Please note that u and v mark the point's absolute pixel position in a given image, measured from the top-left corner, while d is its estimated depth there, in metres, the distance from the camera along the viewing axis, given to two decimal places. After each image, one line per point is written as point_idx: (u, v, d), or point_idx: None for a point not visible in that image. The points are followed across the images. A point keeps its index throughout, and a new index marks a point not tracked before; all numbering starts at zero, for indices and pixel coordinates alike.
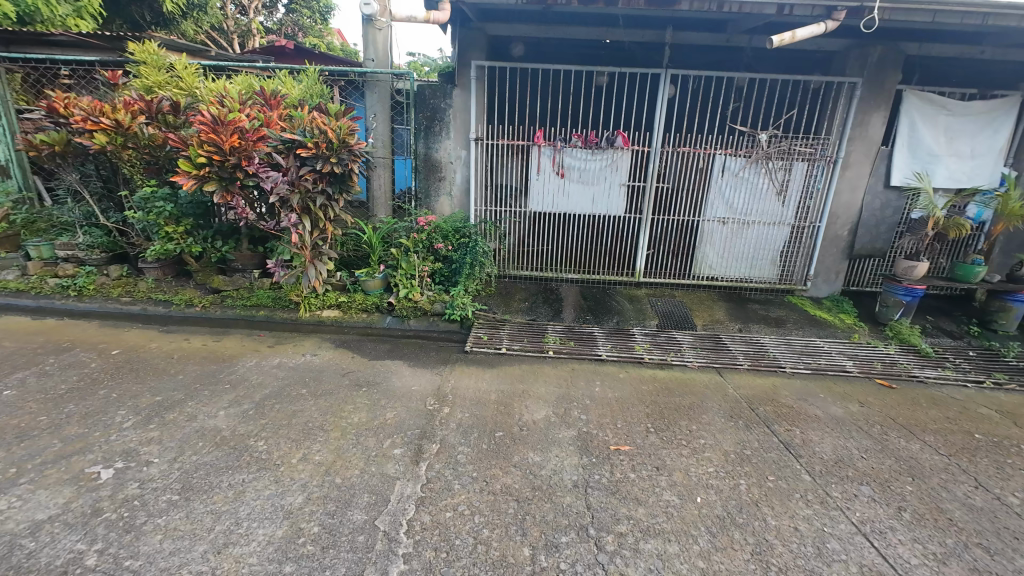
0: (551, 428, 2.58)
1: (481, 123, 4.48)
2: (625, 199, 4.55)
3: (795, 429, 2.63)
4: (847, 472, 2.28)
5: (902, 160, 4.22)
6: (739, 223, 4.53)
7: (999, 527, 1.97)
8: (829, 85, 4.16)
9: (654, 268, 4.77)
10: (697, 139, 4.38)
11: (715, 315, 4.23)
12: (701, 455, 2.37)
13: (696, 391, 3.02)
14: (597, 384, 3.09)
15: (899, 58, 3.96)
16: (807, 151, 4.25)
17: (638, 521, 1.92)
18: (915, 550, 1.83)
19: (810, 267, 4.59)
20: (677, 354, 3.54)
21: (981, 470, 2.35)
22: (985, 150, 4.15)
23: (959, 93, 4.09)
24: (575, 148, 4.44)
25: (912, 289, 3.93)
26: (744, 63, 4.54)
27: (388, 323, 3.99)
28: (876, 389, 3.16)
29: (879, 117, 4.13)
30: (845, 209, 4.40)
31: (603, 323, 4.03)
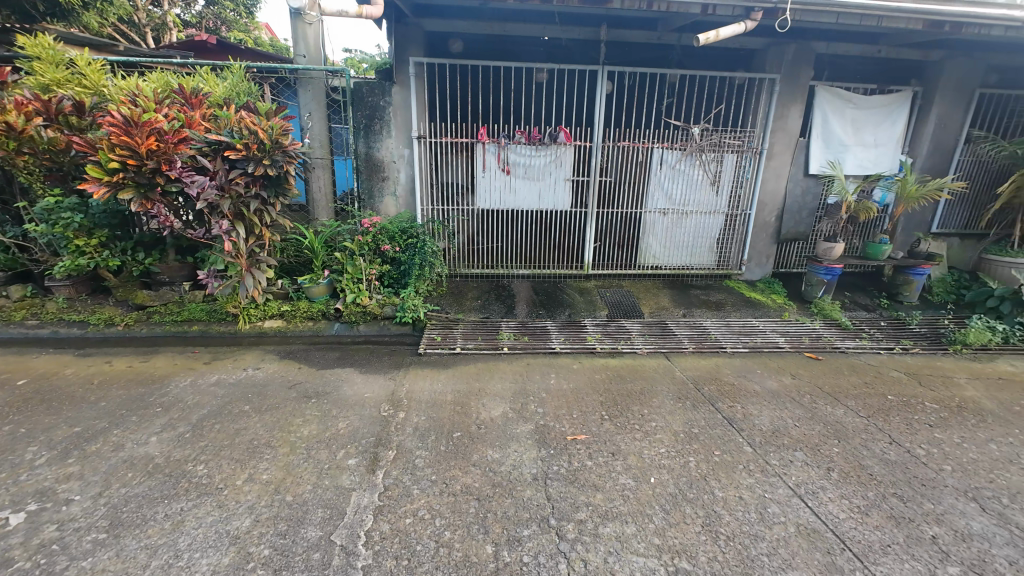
0: (509, 424, 2.59)
1: (423, 121, 4.42)
2: (570, 194, 4.64)
3: (736, 405, 2.80)
4: (783, 440, 2.46)
5: (817, 149, 4.59)
6: (678, 213, 4.75)
7: (910, 477, 2.21)
8: (751, 81, 4.45)
9: (601, 260, 4.91)
10: (635, 133, 4.53)
11: (661, 302, 4.42)
12: (652, 437, 2.47)
13: (646, 376, 3.15)
14: (553, 377, 3.14)
15: (810, 56, 4.30)
16: (736, 143, 4.53)
17: (597, 507, 1.98)
18: (843, 506, 2.01)
19: (743, 252, 4.90)
20: (626, 342, 3.67)
21: (894, 427, 2.61)
22: (886, 140, 4.60)
23: (862, 88, 4.51)
24: (519, 145, 4.46)
25: (833, 268, 4.28)
26: (675, 60, 4.75)
27: (336, 330, 3.85)
28: (804, 362, 3.43)
29: (796, 111, 4.47)
30: (772, 197, 4.72)
31: (556, 317, 4.10)
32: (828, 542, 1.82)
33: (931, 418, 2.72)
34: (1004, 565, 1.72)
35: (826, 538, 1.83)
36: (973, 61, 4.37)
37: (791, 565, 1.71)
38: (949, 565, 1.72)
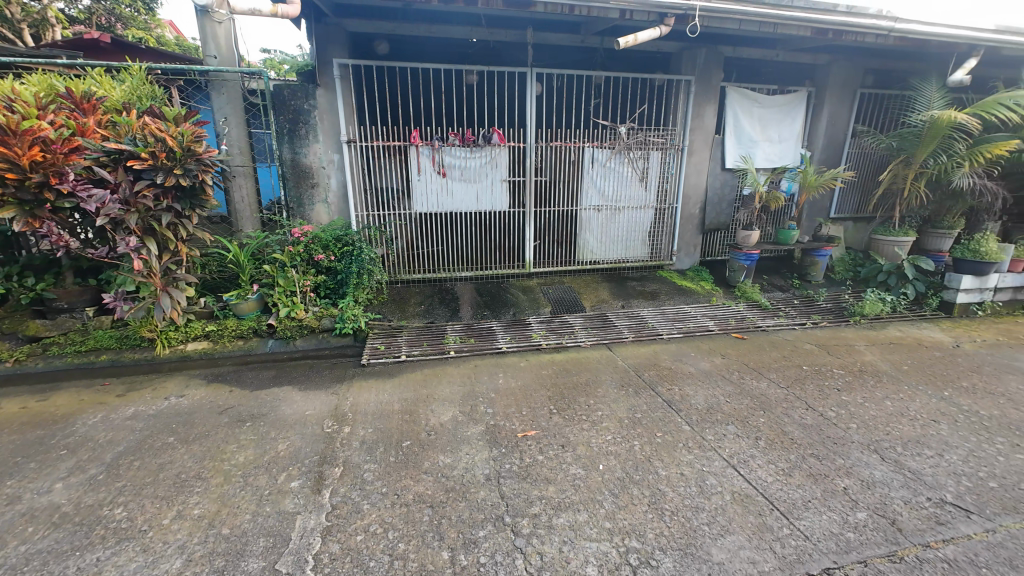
0: (459, 427, 2.58)
1: (351, 124, 4.28)
2: (507, 194, 4.70)
3: (674, 388, 2.98)
4: (717, 416, 2.65)
5: (731, 145, 4.97)
6: (611, 209, 4.96)
7: (824, 437, 2.46)
8: (669, 83, 4.73)
9: (542, 258, 5.00)
10: (567, 133, 4.67)
11: (600, 296, 4.59)
12: (599, 426, 2.56)
13: (590, 368, 3.26)
14: (501, 376, 3.16)
15: (719, 59, 4.64)
16: (660, 141, 4.80)
17: (550, 499, 2.02)
18: (770, 470, 2.19)
19: (673, 243, 5.20)
20: (570, 337, 3.77)
21: (809, 394, 2.90)
22: (788, 135, 5.07)
23: (765, 88, 4.95)
24: (453, 146, 4.44)
25: (751, 254, 4.66)
26: (599, 63, 4.94)
27: (270, 347, 3.62)
28: (731, 342, 3.71)
29: (710, 110, 4.81)
30: (695, 190, 5.05)
31: (501, 317, 4.14)
32: (760, 505, 1.98)
33: (838, 383, 3.05)
34: (901, 506, 1.97)
35: (758, 502, 2.00)
36: (854, 64, 4.92)
37: (729, 530, 1.84)
38: (859, 512, 1.94)
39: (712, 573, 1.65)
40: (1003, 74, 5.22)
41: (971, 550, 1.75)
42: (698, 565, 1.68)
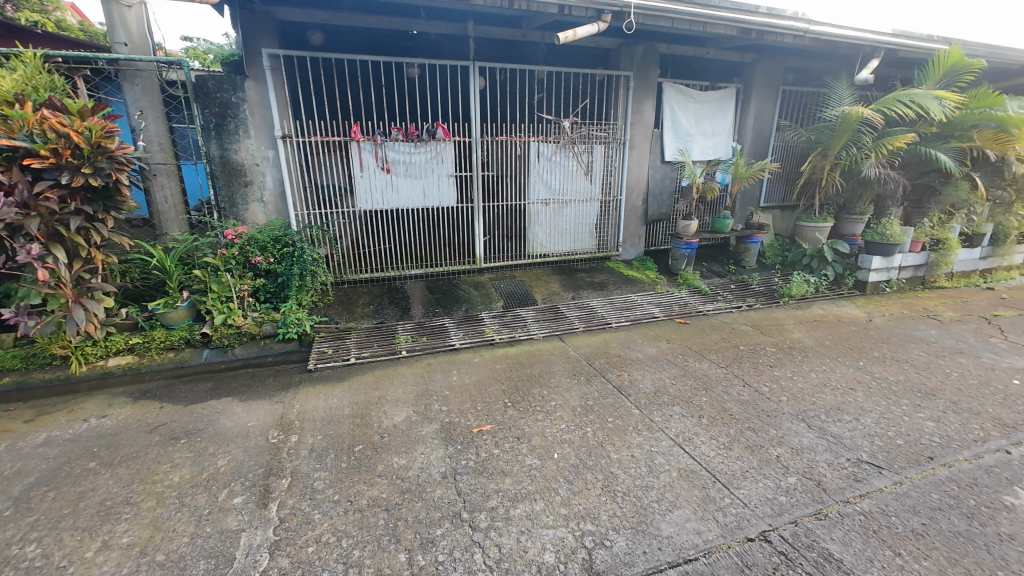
0: (414, 427, 2.54)
1: (286, 118, 4.06)
2: (455, 189, 4.65)
3: (623, 373, 3.09)
4: (663, 398, 2.78)
5: (669, 139, 5.19)
6: (558, 203, 5.04)
7: (759, 411, 2.64)
8: (609, 78, 4.86)
9: (493, 253, 5.00)
10: (512, 128, 4.69)
11: (551, 288, 4.66)
12: (553, 415, 2.62)
13: (543, 360, 3.31)
14: (455, 373, 3.14)
15: (655, 56, 4.82)
16: (602, 135, 4.93)
17: (507, 491, 2.04)
18: (712, 445, 2.33)
19: (619, 235, 5.36)
20: (523, 330, 3.81)
21: (745, 371, 3.11)
22: (720, 129, 5.36)
23: (698, 85, 5.20)
24: (397, 142, 4.34)
25: (691, 242, 4.91)
26: (541, 57, 4.98)
27: (206, 358, 3.38)
28: (676, 327, 3.89)
29: (649, 105, 4.99)
30: (637, 182, 5.22)
31: (453, 313, 4.10)
32: (703, 478, 2.10)
33: (770, 359, 3.28)
34: (826, 468, 2.16)
35: (701, 475, 2.12)
36: (775, 63, 5.28)
37: (676, 505, 1.95)
38: (790, 477, 2.11)
39: (663, 546, 1.74)
40: (900, 74, 5.80)
41: (884, 502, 1.95)
42: (650, 541, 1.76)
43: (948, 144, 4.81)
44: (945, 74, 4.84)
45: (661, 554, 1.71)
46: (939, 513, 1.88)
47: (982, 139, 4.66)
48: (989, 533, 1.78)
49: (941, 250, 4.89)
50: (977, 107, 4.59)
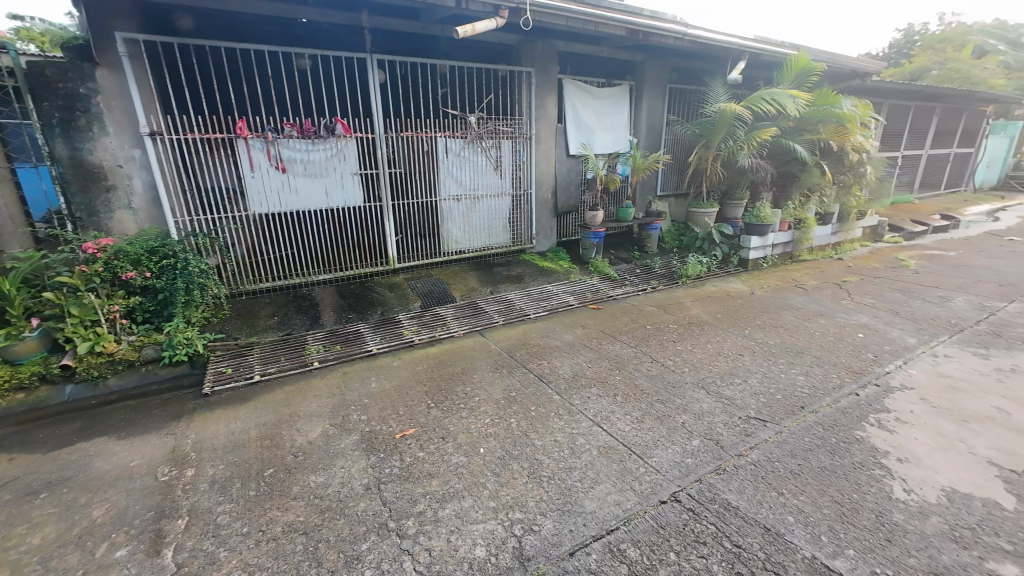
0: (331, 441, 2.40)
1: (153, 113, 3.57)
2: (361, 188, 4.44)
3: (543, 362, 3.19)
4: (581, 381, 2.92)
5: (572, 133, 5.41)
6: (470, 198, 5.04)
7: (665, 383, 2.88)
8: (512, 74, 4.93)
9: (407, 252, 4.87)
10: (417, 123, 4.58)
11: (469, 284, 4.65)
12: (478, 411, 2.62)
13: (465, 357, 3.30)
14: (374, 380, 3.01)
15: (554, 53, 4.98)
16: (509, 130, 5.01)
17: (434, 493, 2.01)
18: (627, 420, 2.50)
19: (532, 227, 5.49)
20: (443, 328, 3.76)
21: (653, 349, 3.37)
22: (618, 124, 5.69)
23: (595, 82, 5.47)
24: (291, 138, 4.02)
25: (598, 231, 5.17)
26: (443, 51, 4.91)
27: (70, 394, 2.87)
28: (590, 313, 4.09)
29: (552, 100, 5.15)
30: (546, 176, 5.38)
31: (369, 318, 3.93)
32: (621, 452, 2.24)
33: (673, 336, 3.59)
34: (723, 428, 2.41)
35: (619, 450, 2.26)
36: (662, 63, 5.72)
37: (597, 481, 2.05)
38: (694, 440, 2.32)
39: (587, 522, 1.83)
40: (763, 75, 6.60)
41: (769, 450, 2.23)
42: (575, 519, 1.85)
43: (803, 137, 5.56)
44: (797, 76, 5.58)
45: (586, 530, 1.80)
46: (811, 453, 2.20)
47: (828, 132, 5.45)
48: (847, 464, 2.12)
49: (802, 228, 5.65)
50: (822, 105, 5.36)
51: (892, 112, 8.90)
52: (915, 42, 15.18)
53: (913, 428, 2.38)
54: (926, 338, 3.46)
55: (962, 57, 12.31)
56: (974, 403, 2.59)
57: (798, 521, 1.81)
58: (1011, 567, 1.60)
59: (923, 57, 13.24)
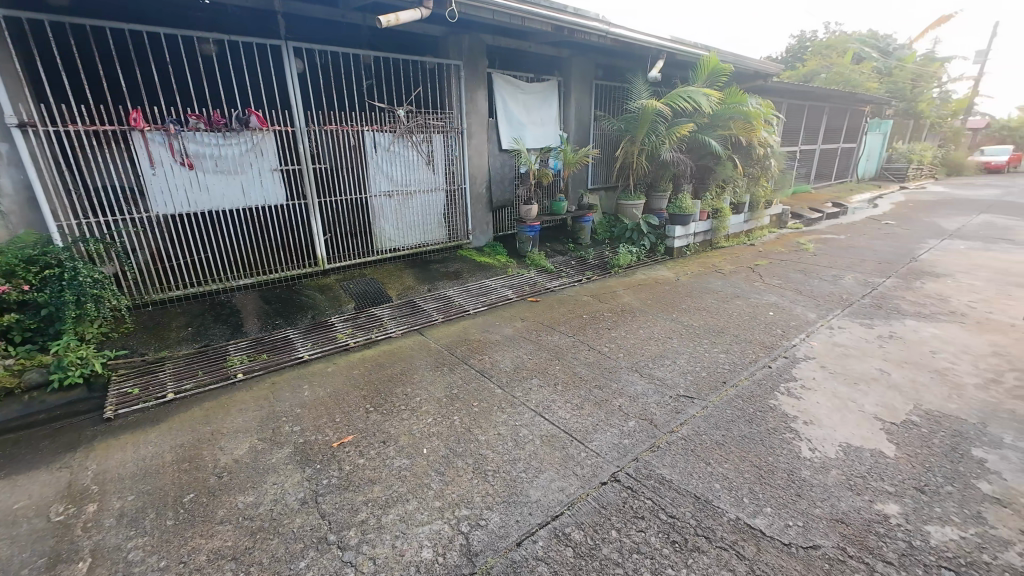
0: (261, 457, 2.24)
1: (22, 102, 3.11)
2: (282, 185, 4.17)
3: (484, 357, 3.19)
4: (522, 373, 2.96)
5: (503, 128, 5.43)
6: (403, 194, 4.91)
7: (602, 369, 2.99)
8: (440, 66, 4.85)
9: (337, 252, 4.65)
10: (342, 116, 4.37)
11: (406, 283, 4.53)
12: (419, 411, 2.57)
13: (404, 357, 3.21)
14: (306, 388, 2.85)
15: (481, 47, 4.96)
16: (439, 124, 4.93)
17: (377, 499, 1.95)
18: (567, 408, 2.57)
19: (468, 222, 5.45)
20: (380, 329, 3.63)
21: (589, 337, 3.49)
22: (548, 119, 5.79)
23: (524, 77, 5.52)
24: (198, 132, 3.68)
25: (534, 225, 5.25)
26: (366, 41, 4.71)
27: None
28: (528, 306, 4.15)
29: (481, 94, 5.13)
30: (479, 170, 5.35)
31: (298, 322, 3.70)
32: (563, 440, 2.30)
33: (608, 323, 3.74)
34: (656, 408, 2.55)
35: (561, 438, 2.32)
36: (587, 59, 5.89)
37: (541, 469, 2.10)
38: (631, 421, 2.44)
39: (533, 511, 1.86)
40: (679, 74, 7.02)
41: (697, 425, 2.40)
42: (521, 509, 1.87)
43: (716, 132, 5.99)
44: (709, 75, 5.99)
45: (532, 518, 1.83)
46: (732, 423, 2.40)
47: (737, 128, 5.91)
48: (763, 430, 2.33)
49: (719, 217, 6.13)
50: (732, 102, 5.80)
51: (790, 110, 9.84)
52: (807, 47, 16.88)
53: (815, 393, 2.67)
54: (823, 312, 3.89)
55: (844, 62, 13.88)
56: (863, 367, 2.95)
57: (723, 487, 1.96)
58: (894, 506, 1.85)
59: (814, 61, 14.76)
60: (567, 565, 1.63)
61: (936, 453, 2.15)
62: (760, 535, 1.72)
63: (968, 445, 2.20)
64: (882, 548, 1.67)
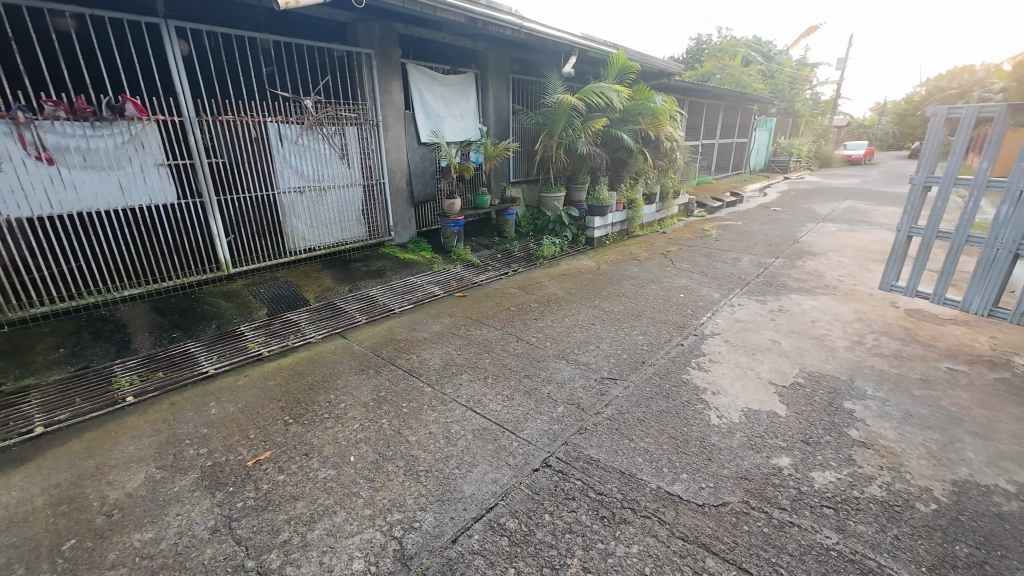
0: (159, 487, 2.00)
1: None
2: (171, 182, 3.76)
3: (412, 356, 3.11)
4: (452, 369, 2.93)
5: (421, 121, 5.29)
6: (315, 190, 4.63)
7: (530, 359, 3.06)
8: (349, 54, 4.60)
9: (243, 254, 4.29)
10: (239, 105, 4.01)
11: (324, 285, 4.28)
12: (345, 418, 2.45)
13: (326, 363, 3.03)
14: (213, 405, 2.58)
15: (394, 36, 4.78)
16: (352, 116, 4.69)
17: (300, 516, 1.83)
18: (498, 400, 2.60)
19: (389, 219, 5.26)
20: (297, 335, 3.39)
21: (518, 328, 3.54)
22: (467, 112, 5.73)
23: (440, 68, 5.42)
24: (58, 121, 3.21)
25: (457, 219, 5.20)
26: (263, 24, 4.32)
27: None
28: (456, 301, 4.11)
29: (397, 85, 4.95)
30: (398, 164, 5.18)
31: (200, 334, 3.34)
32: (494, 432, 2.32)
33: (535, 314, 3.82)
34: (582, 392, 2.66)
35: (492, 430, 2.34)
36: (503, 53, 5.90)
37: (474, 463, 2.10)
38: (559, 407, 2.52)
39: (467, 506, 1.86)
40: (591, 71, 7.30)
41: (620, 404, 2.53)
42: (456, 505, 1.86)
43: (627, 127, 6.31)
44: (619, 72, 6.29)
45: (466, 513, 1.83)
46: (651, 400, 2.57)
47: (646, 123, 6.28)
48: (678, 404, 2.53)
49: (633, 208, 6.50)
50: (640, 99, 6.15)
51: (691, 107, 10.64)
52: (703, 50, 18.34)
53: (720, 365, 2.95)
54: (725, 292, 4.29)
55: (735, 65, 15.34)
56: (758, 339, 3.31)
57: (645, 460, 2.10)
58: (787, 459, 2.10)
59: (710, 62, 16.08)
60: (503, 554, 1.65)
61: (817, 408, 2.47)
62: (678, 500, 1.87)
63: (841, 399, 2.55)
64: (777, 496, 1.89)
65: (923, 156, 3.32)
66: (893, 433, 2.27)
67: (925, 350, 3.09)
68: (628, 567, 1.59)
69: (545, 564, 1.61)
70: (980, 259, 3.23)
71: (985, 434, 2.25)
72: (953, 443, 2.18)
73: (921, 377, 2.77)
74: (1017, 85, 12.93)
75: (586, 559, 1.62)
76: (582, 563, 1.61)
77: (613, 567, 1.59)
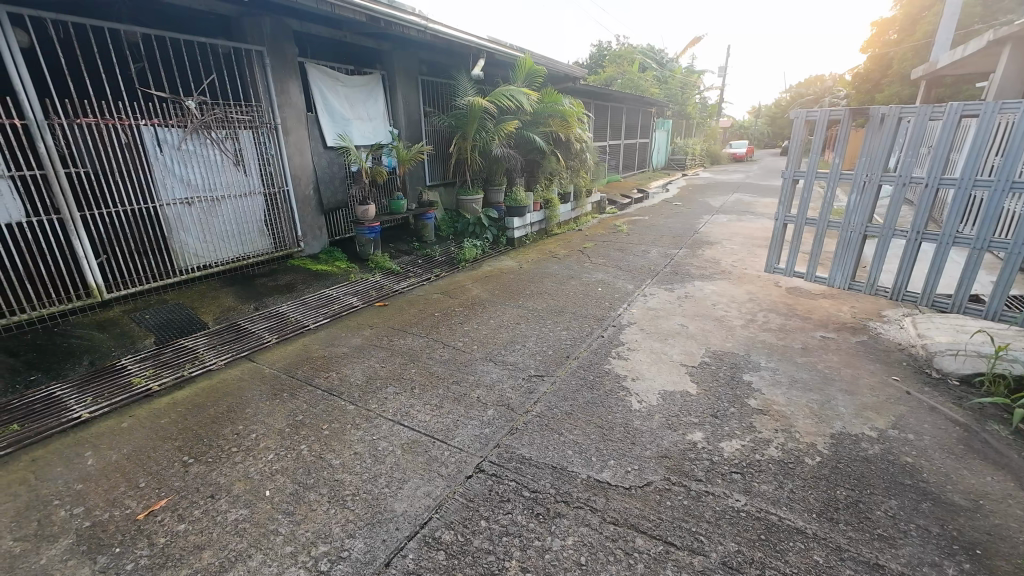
0: (19, 562, 1.66)
1: None
2: (17, 197, 3.20)
3: (331, 373, 2.93)
4: (377, 384, 2.79)
5: (326, 123, 4.99)
6: (205, 201, 4.19)
7: (458, 365, 3.01)
8: (238, 51, 4.22)
9: (120, 276, 3.77)
10: (104, 106, 3.52)
11: (224, 305, 3.88)
12: (256, 450, 2.22)
13: (232, 391, 2.75)
14: (90, 455, 2.21)
15: (288, 33, 4.46)
16: (246, 118, 4.30)
17: (207, 568, 1.62)
18: (427, 410, 2.52)
19: (296, 229, 4.89)
20: (194, 363, 3.03)
21: (443, 335, 3.47)
22: (375, 114, 5.49)
23: (343, 69, 5.16)
24: None
25: (373, 227, 4.99)
26: (126, 12, 3.80)
27: None
28: (377, 311, 3.94)
29: (295, 85, 4.62)
30: (303, 170, 4.83)
31: (68, 374, 2.86)
32: (424, 443, 2.25)
33: (460, 318, 3.77)
34: (510, 392, 2.68)
35: (422, 442, 2.26)
36: (409, 54, 5.73)
37: (405, 479, 2.02)
38: (489, 410, 2.52)
39: (400, 525, 1.78)
40: (500, 74, 7.38)
41: (548, 401, 2.59)
42: (386, 527, 1.78)
43: (539, 129, 6.47)
44: (527, 76, 6.44)
45: (399, 533, 1.75)
46: (577, 393, 2.66)
47: (556, 126, 6.51)
48: (601, 394, 2.64)
49: (549, 207, 6.69)
50: (549, 102, 6.37)
51: (597, 110, 11.24)
52: (603, 56, 19.45)
53: (638, 352, 3.13)
54: (638, 283, 4.58)
55: (633, 71, 16.48)
56: (669, 325, 3.56)
57: (575, 452, 2.17)
58: (699, 433, 2.29)
59: (611, 68, 17.13)
60: (439, 569, 1.60)
61: (721, 383, 2.73)
62: (607, 487, 1.95)
63: (741, 373, 2.84)
64: (693, 469, 2.05)
65: (791, 154, 3.78)
66: (783, 398, 2.57)
67: (803, 322, 3.54)
68: (564, 560, 1.62)
69: (483, 571, 1.59)
70: (840, 241, 3.76)
71: (852, 390, 2.62)
72: (829, 401, 2.52)
73: (801, 346, 3.17)
74: (855, 92, 15.38)
75: (523, 560, 1.63)
76: (520, 564, 1.61)
77: (550, 562, 1.61)
